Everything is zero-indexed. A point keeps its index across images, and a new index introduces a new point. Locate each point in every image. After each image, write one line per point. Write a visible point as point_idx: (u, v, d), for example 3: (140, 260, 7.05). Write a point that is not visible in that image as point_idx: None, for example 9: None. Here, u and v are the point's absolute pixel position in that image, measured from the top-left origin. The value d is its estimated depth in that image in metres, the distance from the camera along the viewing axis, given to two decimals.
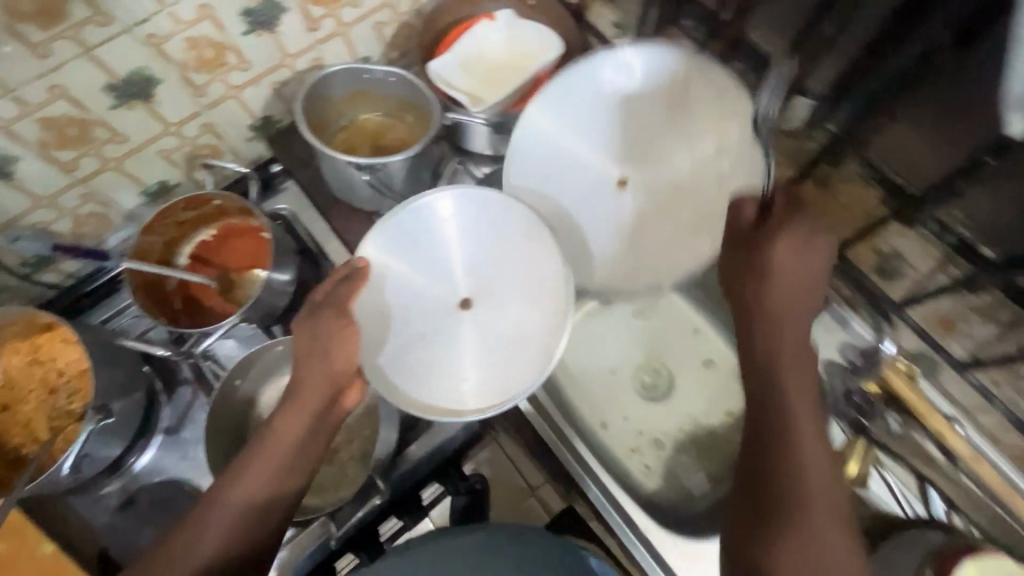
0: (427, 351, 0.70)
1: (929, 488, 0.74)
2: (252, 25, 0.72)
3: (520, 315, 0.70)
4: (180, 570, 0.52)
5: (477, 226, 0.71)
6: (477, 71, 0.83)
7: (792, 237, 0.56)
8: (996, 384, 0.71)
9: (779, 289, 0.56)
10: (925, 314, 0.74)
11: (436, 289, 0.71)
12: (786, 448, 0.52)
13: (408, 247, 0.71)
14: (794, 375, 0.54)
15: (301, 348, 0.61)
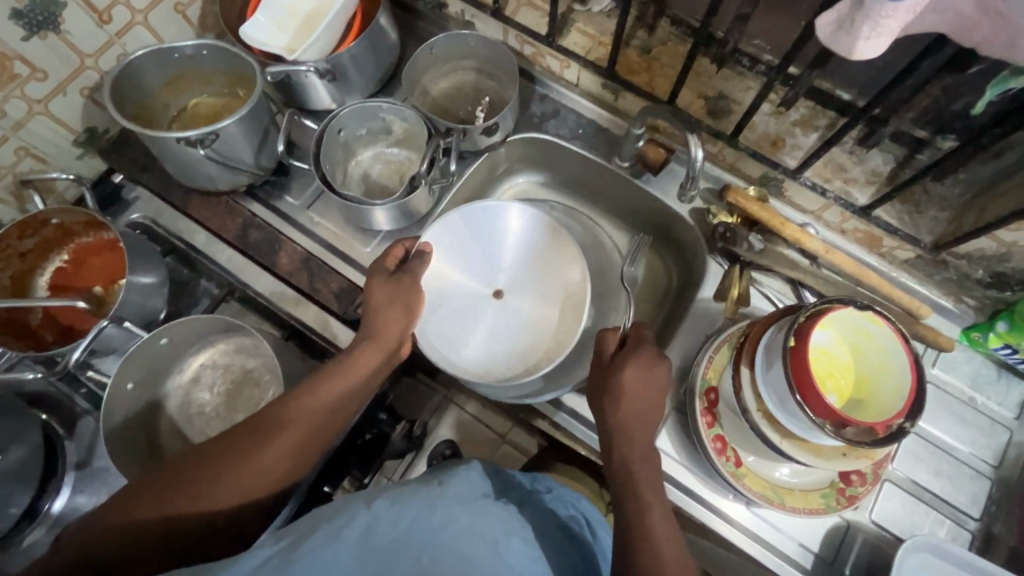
0: (460, 329, 0.81)
1: (803, 289, 0.80)
2: (31, 29, 0.68)
3: (536, 312, 0.83)
4: (258, 467, 0.59)
5: (521, 238, 0.83)
6: (289, 24, 0.80)
7: (636, 353, 0.65)
8: (828, 182, 0.78)
9: (617, 418, 0.62)
10: (756, 139, 0.81)
11: (476, 282, 0.83)
12: (630, 476, 0.59)
13: (461, 242, 0.82)
14: (638, 421, 0.62)
15: (381, 295, 0.68)
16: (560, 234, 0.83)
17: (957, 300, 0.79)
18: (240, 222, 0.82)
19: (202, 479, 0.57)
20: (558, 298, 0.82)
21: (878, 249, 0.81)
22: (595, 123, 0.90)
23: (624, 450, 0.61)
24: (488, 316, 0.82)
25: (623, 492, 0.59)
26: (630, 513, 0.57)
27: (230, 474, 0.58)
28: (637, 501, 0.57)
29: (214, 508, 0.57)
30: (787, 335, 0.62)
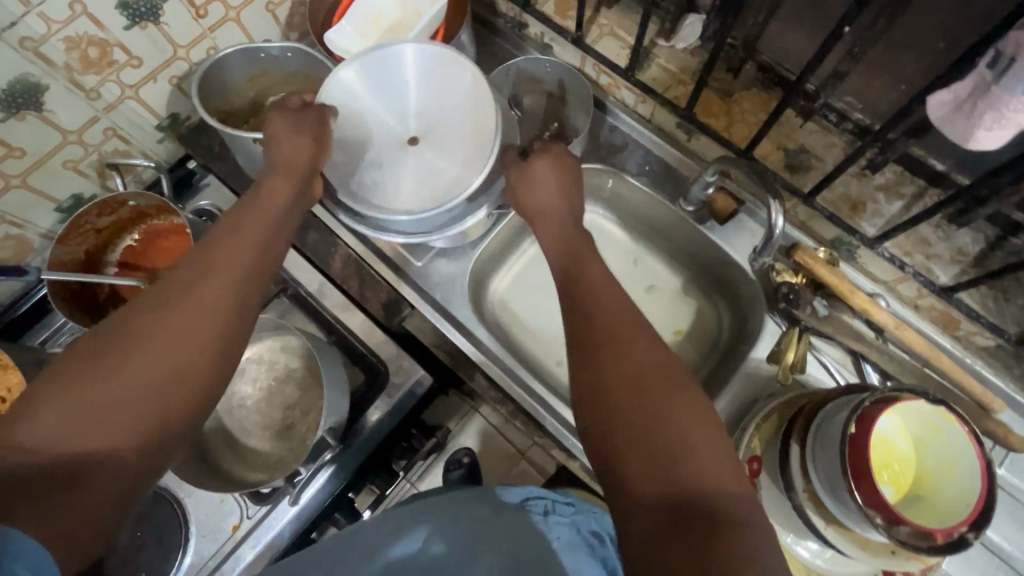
0: (376, 176, 0.70)
1: (865, 364, 0.77)
2: (133, 19, 0.70)
3: (453, 104, 0.71)
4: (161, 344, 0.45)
5: (425, 74, 0.71)
6: (374, 35, 0.81)
7: (570, 254, 0.60)
8: (908, 254, 0.74)
9: (604, 315, 0.51)
10: (834, 199, 0.76)
11: (387, 126, 0.71)
12: (619, 368, 0.47)
13: (371, 94, 0.71)
14: (618, 323, 0.50)
15: (290, 159, 0.64)
16: (482, 101, 0.70)
17: None
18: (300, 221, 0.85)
19: (98, 370, 0.43)
20: (472, 95, 0.71)
21: (953, 332, 0.75)
22: (663, 160, 0.88)
23: (611, 347, 0.49)
24: (408, 190, 0.70)
25: (603, 394, 0.46)
26: (632, 415, 0.45)
27: (137, 353, 0.44)
28: (653, 407, 0.45)
29: (132, 404, 0.43)
30: (849, 419, 0.58)
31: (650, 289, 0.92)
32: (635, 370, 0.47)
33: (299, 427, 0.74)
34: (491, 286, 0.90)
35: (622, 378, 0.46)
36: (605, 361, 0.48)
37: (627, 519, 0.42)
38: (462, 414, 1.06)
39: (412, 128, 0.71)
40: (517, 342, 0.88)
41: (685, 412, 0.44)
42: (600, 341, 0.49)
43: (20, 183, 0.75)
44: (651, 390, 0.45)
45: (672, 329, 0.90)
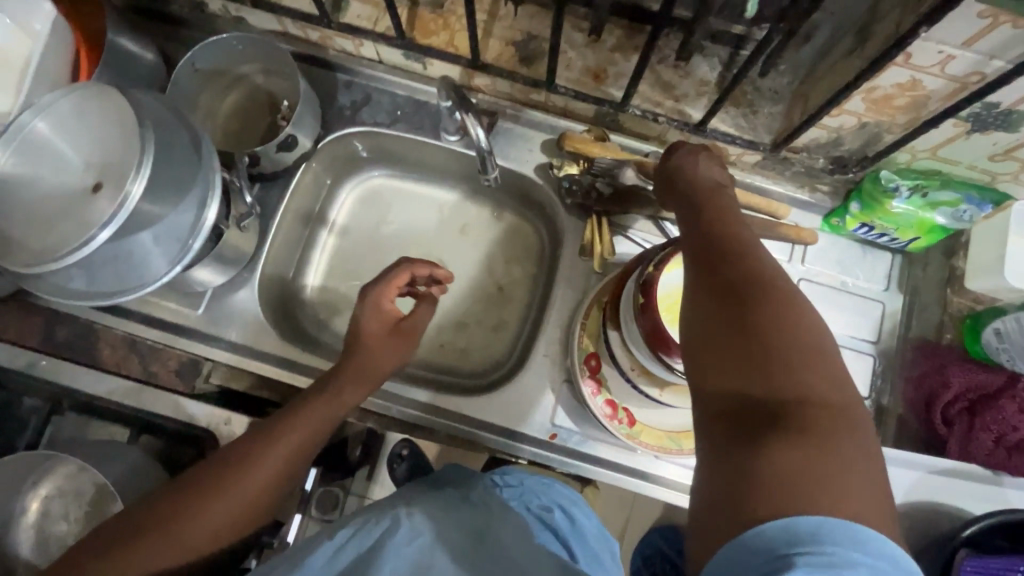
0: (66, 230, 0.56)
1: (664, 223, 0.78)
2: None
3: (102, 137, 0.57)
4: (243, 488, 0.57)
5: (62, 128, 0.58)
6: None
7: (719, 196, 0.48)
8: (659, 105, 0.73)
9: (760, 289, 0.39)
10: (575, 76, 0.73)
11: (51, 199, 0.57)
12: (751, 298, 0.39)
13: (20, 183, 0.57)
14: (758, 264, 0.41)
15: (374, 359, 0.66)
16: (127, 115, 0.57)
17: (812, 190, 0.77)
18: (41, 324, 0.74)
19: (204, 502, 0.56)
20: (118, 115, 0.57)
21: (728, 160, 0.76)
22: (411, 98, 0.80)
23: (736, 312, 0.39)
24: (90, 210, 0.56)
25: (719, 370, 0.38)
26: (759, 381, 0.36)
27: (231, 492, 0.57)
28: (778, 340, 0.37)
29: (214, 522, 0.56)
30: (636, 292, 0.59)
31: (464, 231, 0.87)
32: (769, 338, 0.37)
33: None
34: (299, 298, 0.82)
35: (749, 340, 0.37)
36: (748, 326, 0.38)
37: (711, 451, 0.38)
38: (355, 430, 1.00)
39: (72, 168, 0.58)
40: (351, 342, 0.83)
41: (811, 378, 0.36)
42: (756, 313, 0.38)
43: None
44: (784, 350, 0.37)
45: (499, 259, 0.86)
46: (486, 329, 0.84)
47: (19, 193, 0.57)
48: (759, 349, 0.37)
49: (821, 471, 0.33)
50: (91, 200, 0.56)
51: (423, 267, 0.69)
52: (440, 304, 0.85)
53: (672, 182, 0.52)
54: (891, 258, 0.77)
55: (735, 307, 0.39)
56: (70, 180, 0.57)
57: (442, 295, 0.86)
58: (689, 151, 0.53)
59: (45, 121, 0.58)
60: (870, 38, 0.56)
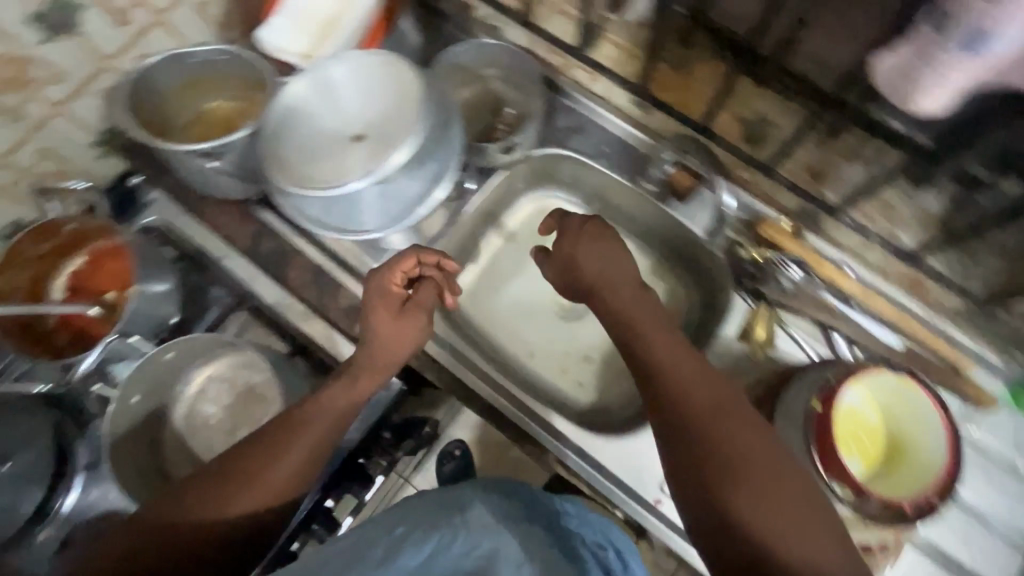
0: (326, 169, 0.64)
1: (833, 333, 0.75)
2: (47, 31, 0.67)
3: (385, 104, 0.66)
4: (267, 476, 0.59)
5: (355, 82, 0.67)
6: (318, 37, 0.77)
7: (656, 333, 0.60)
8: (870, 220, 0.73)
9: (733, 446, 0.52)
10: (794, 169, 0.74)
11: (325, 137, 0.66)
12: (728, 468, 0.51)
13: (306, 113, 0.66)
14: (729, 432, 0.53)
15: (380, 343, 0.64)
16: (414, 96, 0.65)
17: (1005, 355, 0.71)
18: (252, 231, 0.81)
19: (233, 490, 0.58)
20: (406, 92, 0.66)
21: (922, 295, 0.74)
22: (624, 141, 0.85)
23: (718, 478, 0.51)
24: (356, 161, 0.64)
25: (715, 526, 0.50)
26: (757, 547, 0.48)
27: (256, 479, 0.58)
28: (766, 508, 0.49)
29: (243, 506, 0.58)
30: (812, 398, 0.59)
31: None
32: (751, 500, 0.49)
33: None
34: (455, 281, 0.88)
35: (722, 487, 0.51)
36: (729, 489, 0.50)
37: None
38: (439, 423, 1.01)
39: (346, 119, 0.67)
40: (487, 337, 0.87)
41: (788, 520, 0.48)
42: (734, 475, 0.51)
43: None
44: (767, 509, 0.49)
45: None
46: (613, 371, 0.86)
47: (300, 121, 0.66)
48: (748, 518, 0.49)
49: None
50: (358, 151, 0.65)
51: (431, 254, 0.67)
52: (577, 332, 0.88)
53: (550, 269, 0.69)
54: None
55: (717, 482, 0.51)
56: (345, 128, 0.66)
57: (581, 325, 0.88)
58: (592, 240, 0.65)
59: (345, 71, 0.66)
60: None
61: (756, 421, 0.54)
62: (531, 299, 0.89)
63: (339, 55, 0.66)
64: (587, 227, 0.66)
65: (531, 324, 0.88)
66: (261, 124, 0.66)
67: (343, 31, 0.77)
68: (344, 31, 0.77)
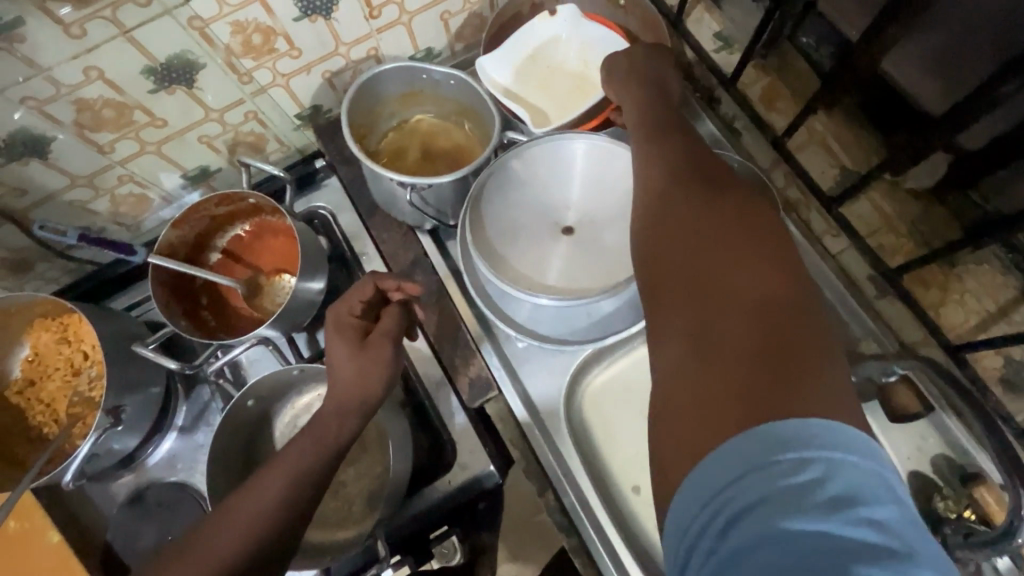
0: (527, 256, 0.61)
1: None
2: (306, 12, 0.65)
3: (614, 208, 0.62)
4: (217, 549, 0.50)
5: (594, 170, 0.62)
6: (539, 89, 0.74)
7: (676, 144, 0.51)
8: None
9: (715, 222, 0.43)
10: None
11: (540, 216, 0.63)
12: (708, 273, 0.40)
13: (529, 183, 0.63)
14: (729, 238, 0.42)
15: (338, 372, 0.58)
16: None
17: None
18: (411, 258, 0.77)
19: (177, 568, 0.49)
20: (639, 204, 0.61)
21: None
22: None
23: (684, 223, 0.44)
24: (562, 260, 0.61)
25: (685, 317, 0.40)
26: (701, 297, 0.40)
27: (204, 553, 0.50)
28: (735, 282, 0.39)
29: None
30: None
31: None
32: (720, 283, 0.39)
33: (350, 488, 0.69)
34: (587, 379, 0.75)
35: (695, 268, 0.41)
36: (683, 238, 0.43)
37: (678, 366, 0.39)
38: None
39: (563, 205, 0.63)
40: (596, 454, 0.74)
41: (746, 262, 0.40)
42: (693, 258, 0.42)
43: (154, 150, 0.71)
44: (740, 313, 0.38)
45: None
46: None
47: (520, 187, 0.63)
48: (707, 290, 0.40)
49: (769, 378, 0.35)
50: (565, 247, 0.61)
51: (390, 279, 0.62)
52: None
53: (607, 93, 0.62)
54: None
55: (694, 267, 0.41)
56: (563, 215, 0.63)
57: None
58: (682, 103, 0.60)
59: (589, 157, 0.62)
60: None
61: (752, 207, 0.44)
62: None
63: (590, 137, 0.61)
64: (614, 64, 0.61)
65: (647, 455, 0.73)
66: (482, 176, 0.61)
67: (576, 93, 0.73)
68: (578, 93, 0.73)
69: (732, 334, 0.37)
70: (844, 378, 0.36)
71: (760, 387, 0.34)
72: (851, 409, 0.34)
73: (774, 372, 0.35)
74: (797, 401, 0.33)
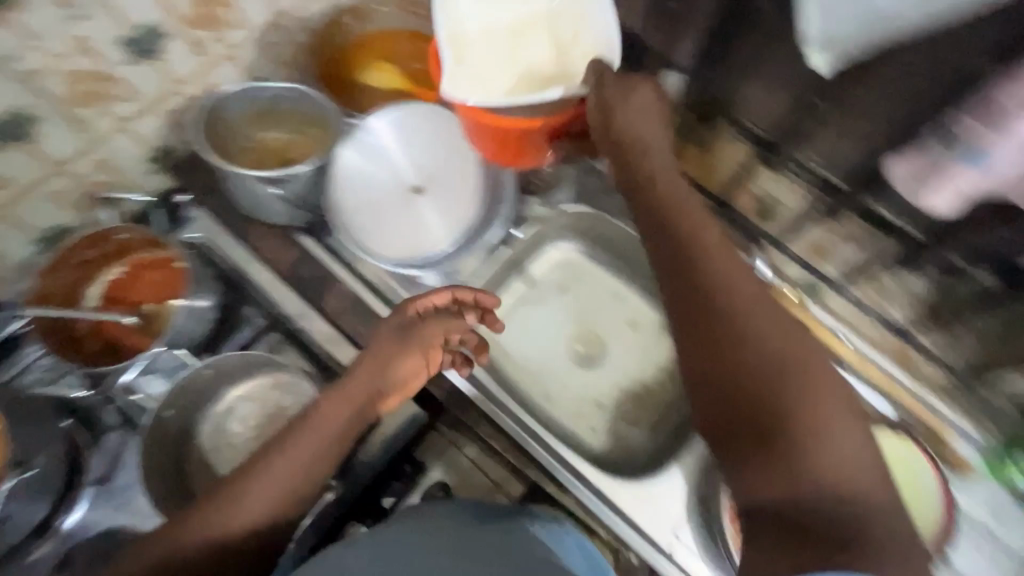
0: (389, 219, 0.70)
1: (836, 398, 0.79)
2: (134, 55, 0.71)
3: (439, 155, 0.72)
4: (244, 506, 0.58)
5: (410, 133, 0.72)
6: (496, 28, 0.67)
7: (701, 231, 0.55)
8: (866, 296, 0.81)
9: (761, 362, 0.48)
10: (802, 246, 0.84)
11: (387, 187, 0.72)
12: (745, 381, 0.48)
13: (366, 166, 0.71)
14: (768, 329, 0.49)
15: (367, 364, 0.67)
16: (465, 146, 0.72)
17: (982, 428, 0.78)
18: (293, 257, 0.83)
19: (212, 513, 0.58)
20: (458, 144, 0.73)
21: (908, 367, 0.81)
22: None
23: (726, 338, 0.49)
24: (419, 210, 0.71)
25: (745, 422, 0.48)
26: (763, 456, 0.46)
27: (233, 508, 0.58)
28: (787, 418, 0.46)
29: (213, 527, 0.57)
30: None
31: (633, 326, 0.93)
32: (786, 433, 0.46)
33: None
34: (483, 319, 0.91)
35: (750, 416, 0.47)
36: (736, 370, 0.48)
37: (739, 462, 0.48)
38: None
39: (401, 172, 0.72)
40: (508, 377, 0.90)
41: (803, 397, 0.47)
42: (760, 357, 0.48)
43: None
44: (800, 423, 0.46)
45: (654, 364, 0.90)
46: (629, 414, 0.88)
47: (360, 173, 0.71)
48: (770, 412, 0.47)
49: (846, 529, 0.43)
50: (417, 201, 0.71)
51: (467, 291, 0.73)
52: (594, 378, 0.91)
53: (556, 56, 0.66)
54: None
55: (745, 382, 0.48)
56: (404, 176, 0.72)
57: (597, 370, 0.91)
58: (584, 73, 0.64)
59: (404, 125, 0.72)
60: None
61: (773, 308, 0.51)
62: (548, 340, 0.92)
63: (392, 109, 0.71)
64: (606, 75, 0.61)
65: (548, 365, 0.91)
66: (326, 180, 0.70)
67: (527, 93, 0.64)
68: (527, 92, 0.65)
69: (798, 485, 0.45)
70: (866, 446, 0.46)
71: (825, 542, 0.43)
72: (868, 470, 0.46)
73: (830, 515, 0.44)
74: (865, 561, 0.41)
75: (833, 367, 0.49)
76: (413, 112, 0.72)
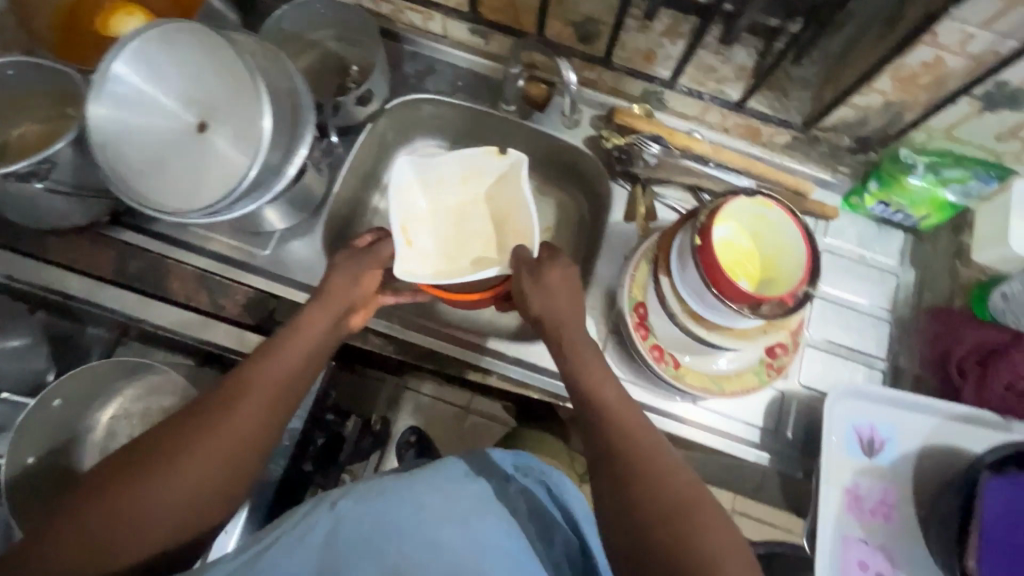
0: (185, 167, 0.62)
1: (703, 193, 0.83)
2: None
3: (208, 76, 0.62)
4: (192, 468, 0.54)
5: (166, 63, 0.62)
6: (441, 210, 0.80)
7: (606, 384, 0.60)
8: (702, 85, 0.80)
9: (665, 507, 0.50)
10: (628, 55, 0.80)
11: (170, 132, 0.62)
12: (639, 519, 0.50)
13: (134, 118, 0.61)
14: (679, 510, 0.50)
15: (343, 279, 0.69)
16: (230, 54, 0.61)
17: (833, 171, 0.83)
18: (114, 256, 0.74)
19: (155, 472, 0.53)
20: (224, 54, 0.62)
21: (758, 140, 0.84)
22: (474, 71, 0.87)
23: (642, 507, 0.50)
24: (211, 144, 0.62)
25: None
26: None
27: (179, 466, 0.54)
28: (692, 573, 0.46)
29: (162, 487, 0.53)
30: (693, 237, 0.64)
31: None
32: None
33: None
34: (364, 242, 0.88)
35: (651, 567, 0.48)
36: (639, 531, 0.50)
37: None
38: (400, 398, 1.12)
39: (177, 111, 0.63)
40: None
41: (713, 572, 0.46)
42: (627, 495, 0.51)
43: None
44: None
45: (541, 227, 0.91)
46: None
47: (132, 129, 0.61)
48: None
49: None
50: (206, 135, 0.62)
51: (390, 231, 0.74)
52: None
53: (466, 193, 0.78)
54: (901, 237, 0.84)
55: (643, 512, 0.50)
56: (182, 114, 0.62)
57: None
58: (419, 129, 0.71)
59: (155, 57, 0.61)
60: (898, 23, 0.63)
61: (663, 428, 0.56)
62: None
63: (128, 40, 0.60)
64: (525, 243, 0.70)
65: None
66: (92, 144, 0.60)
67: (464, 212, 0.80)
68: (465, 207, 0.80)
69: None
70: None
71: None
72: None
73: None
74: None
75: (738, 537, 0.49)
76: (155, 37, 0.61)
